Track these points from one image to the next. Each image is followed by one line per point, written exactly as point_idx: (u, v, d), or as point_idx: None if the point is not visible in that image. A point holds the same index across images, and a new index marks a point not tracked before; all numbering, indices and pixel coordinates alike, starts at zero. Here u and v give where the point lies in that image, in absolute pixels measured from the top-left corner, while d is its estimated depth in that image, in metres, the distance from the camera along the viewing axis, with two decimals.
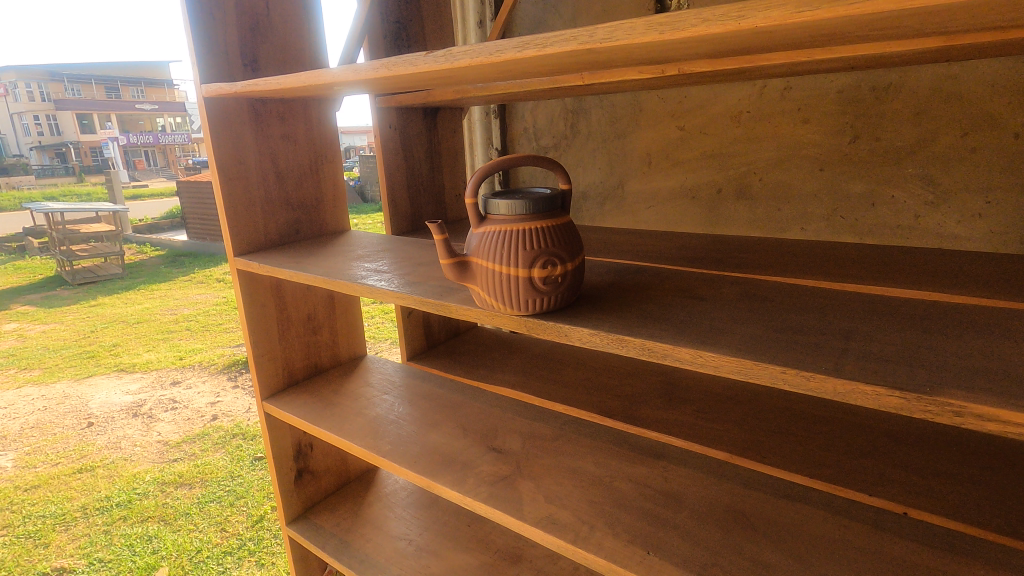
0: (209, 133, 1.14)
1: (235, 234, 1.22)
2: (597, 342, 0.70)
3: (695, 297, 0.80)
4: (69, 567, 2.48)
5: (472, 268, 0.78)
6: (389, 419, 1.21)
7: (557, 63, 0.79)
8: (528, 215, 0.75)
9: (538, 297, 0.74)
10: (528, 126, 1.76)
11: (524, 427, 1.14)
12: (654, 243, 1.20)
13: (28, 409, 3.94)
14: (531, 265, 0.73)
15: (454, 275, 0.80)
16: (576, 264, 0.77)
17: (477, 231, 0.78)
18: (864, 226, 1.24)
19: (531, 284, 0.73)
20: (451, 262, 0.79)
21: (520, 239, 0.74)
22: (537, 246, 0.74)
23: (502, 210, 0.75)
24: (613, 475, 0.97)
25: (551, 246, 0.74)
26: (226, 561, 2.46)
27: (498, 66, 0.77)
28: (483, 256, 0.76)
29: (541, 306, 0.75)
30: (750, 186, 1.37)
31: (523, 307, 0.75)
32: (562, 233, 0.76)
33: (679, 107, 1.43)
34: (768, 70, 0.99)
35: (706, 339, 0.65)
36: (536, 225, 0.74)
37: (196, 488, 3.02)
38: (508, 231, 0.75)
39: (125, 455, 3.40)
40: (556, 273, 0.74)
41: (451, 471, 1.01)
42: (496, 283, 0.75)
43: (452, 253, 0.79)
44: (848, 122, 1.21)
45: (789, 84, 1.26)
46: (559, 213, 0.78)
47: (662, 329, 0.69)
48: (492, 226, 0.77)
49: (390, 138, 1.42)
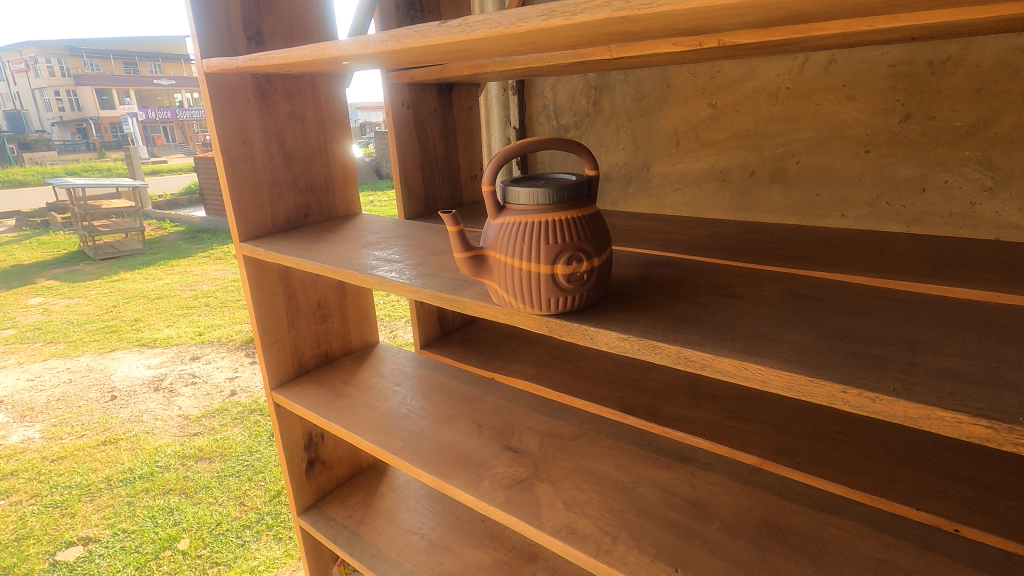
0: (211, 111, 1.08)
1: (241, 218, 1.17)
2: (626, 347, 0.64)
3: (734, 295, 0.73)
4: (95, 537, 2.52)
5: (489, 264, 0.71)
6: (401, 413, 1.16)
7: (585, 33, 0.70)
8: (551, 205, 0.67)
9: (561, 296, 0.68)
10: (548, 104, 1.65)
11: (542, 424, 1.08)
12: (683, 230, 1.12)
13: (54, 381, 4.01)
14: (554, 260, 0.66)
15: (469, 271, 0.73)
16: (603, 259, 0.69)
17: (494, 221, 0.71)
18: (912, 214, 1.15)
19: (553, 282, 0.67)
20: (466, 257, 0.72)
21: (541, 234, 0.67)
22: (562, 241, 0.66)
23: (523, 199, 0.68)
24: (636, 479, 0.91)
25: (577, 240, 0.67)
26: (245, 534, 2.49)
27: (519, 37, 0.69)
28: (501, 249, 0.69)
29: (565, 306, 0.69)
30: (787, 169, 1.28)
31: (544, 307, 0.69)
32: (588, 225, 0.68)
33: (712, 82, 1.33)
34: (816, 42, 0.90)
35: (752, 348, 0.58)
36: (560, 216, 0.67)
37: (215, 461, 3.04)
38: (527, 224, 0.67)
39: (147, 428, 3.43)
40: (581, 271, 0.68)
41: (465, 472, 0.96)
42: (516, 281, 0.69)
43: (467, 246, 0.71)
44: (899, 100, 1.11)
45: (833, 57, 1.16)
46: (586, 202, 0.70)
47: (700, 333, 0.62)
48: (510, 216, 0.69)
49: (402, 116, 1.35)
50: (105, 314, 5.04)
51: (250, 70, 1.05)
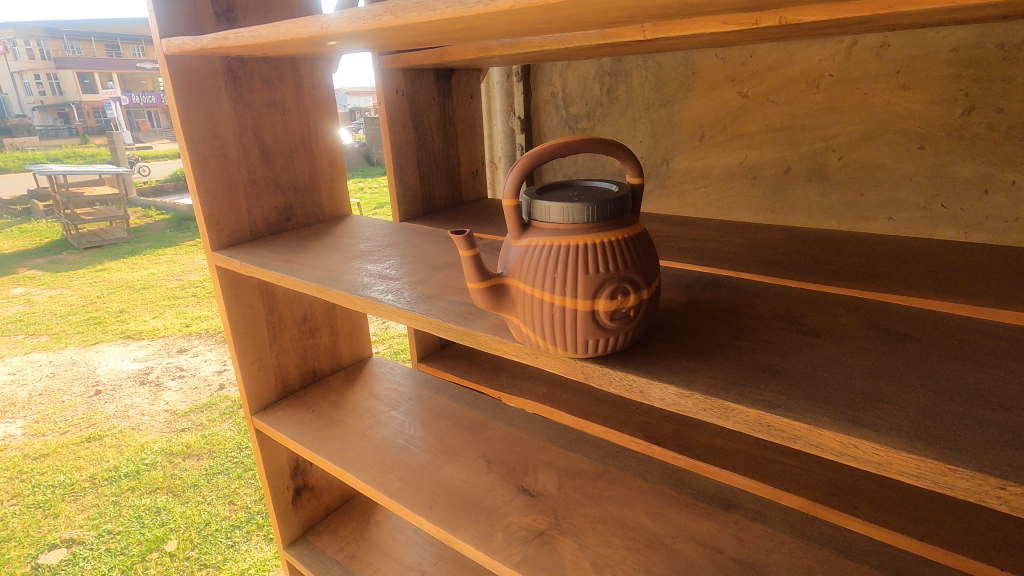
0: (175, 100, 0.93)
1: (211, 223, 1.02)
2: (685, 406, 0.51)
3: (808, 331, 0.60)
4: (79, 538, 2.27)
5: (512, 295, 0.58)
6: (399, 445, 1.02)
7: (624, 8, 0.57)
8: (590, 225, 0.54)
9: (603, 336, 0.55)
10: (557, 92, 1.50)
11: (559, 459, 0.96)
12: (718, 237, 0.99)
13: (36, 375, 3.45)
14: (596, 294, 0.53)
15: (485, 304, 0.59)
16: (653, 289, 0.56)
17: (517, 243, 0.57)
18: (971, 218, 1.02)
19: (594, 321, 0.54)
20: (483, 288, 0.57)
21: (580, 262, 0.53)
22: (606, 271, 0.53)
23: (554, 217, 0.55)
24: (673, 532, 0.79)
25: (623, 267, 0.54)
26: (235, 534, 2.29)
27: (546, 11, 0.55)
28: (528, 279, 0.55)
29: (606, 348, 0.56)
30: (827, 166, 1.14)
31: (581, 351, 0.56)
32: (636, 247, 0.55)
33: (743, 69, 1.19)
34: (888, 22, 0.76)
35: (856, 415, 0.45)
36: (602, 238, 0.54)
37: (205, 458, 2.75)
38: (561, 249, 0.54)
39: (133, 423, 3.05)
40: (627, 305, 0.55)
41: (475, 522, 0.84)
42: (547, 319, 0.55)
43: (485, 274, 0.57)
44: (963, 89, 0.98)
45: (886, 40, 1.02)
46: (630, 219, 0.57)
47: (781, 390, 0.49)
48: (538, 237, 0.56)
49: (396, 106, 1.20)
50: (74, 296, 4.32)
51: (218, 52, 0.90)
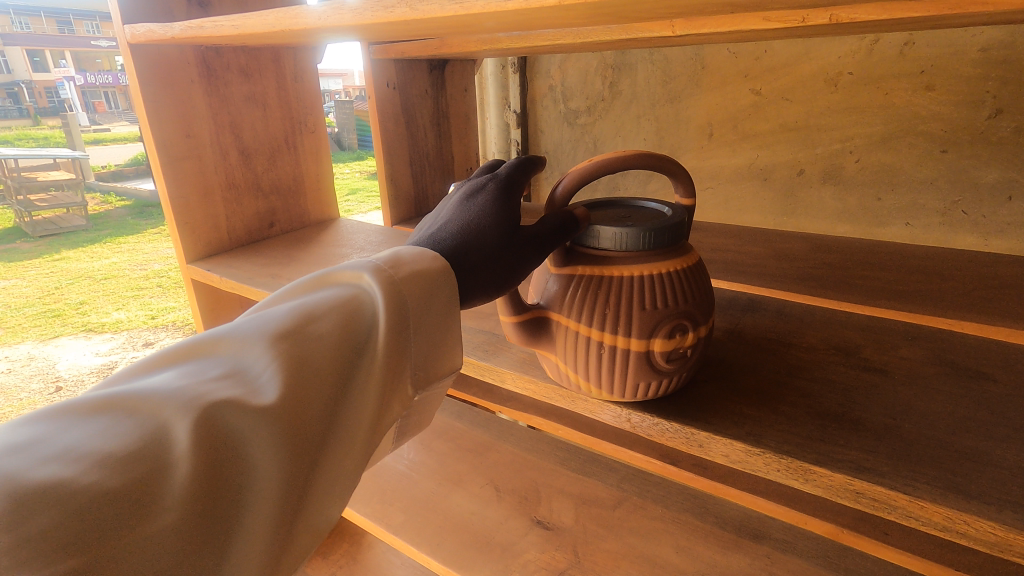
0: (143, 95, 0.83)
1: (186, 232, 0.92)
2: (753, 464, 0.45)
3: (870, 367, 0.55)
4: None
5: (551, 331, 0.51)
6: (398, 471, 0.95)
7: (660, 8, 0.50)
8: (642, 255, 0.48)
9: (657, 379, 0.49)
10: (556, 85, 1.42)
11: (572, 485, 0.90)
12: (741, 247, 0.93)
13: None
14: (653, 333, 0.47)
15: (518, 339, 0.52)
16: (710, 324, 0.50)
17: (558, 272, 0.50)
18: (995, 224, 0.99)
19: (648, 362, 0.48)
20: (520, 323, 0.51)
21: (633, 299, 0.46)
22: (663, 307, 0.47)
23: (603, 245, 0.48)
24: (703, 569, 0.74)
25: (682, 303, 0.48)
26: None
27: (576, 8, 0.48)
28: (573, 314, 0.49)
29: (659, 391, 0.50)
30: (843, 168, 1.09)
31: (630, 396, 0.50)
32: (693, 278, 0.49)
33: (757, 65, 1.13)
34: (948, 21, 0.70)
35: (951, 481, 0.40)
36: (659, 269, 0.47)
37: None
38: (610, 282, 0.47)
39: None
40: (684, 345, 0.48)
41: (490, 561, 0.77)
42: (591, 361, 0.49)
43: (521, 309, 0.50)
44: (991, 91, 0.94)
45: (912, 37, 0.97)
46: (684, 245, 0.51)
47: (864, 447, 0.44)
48: (584, 266, 0.49)
49: (388, 100, 1.10)
50: (40, 286, 0.99)
51: (189, 40, 0.80)
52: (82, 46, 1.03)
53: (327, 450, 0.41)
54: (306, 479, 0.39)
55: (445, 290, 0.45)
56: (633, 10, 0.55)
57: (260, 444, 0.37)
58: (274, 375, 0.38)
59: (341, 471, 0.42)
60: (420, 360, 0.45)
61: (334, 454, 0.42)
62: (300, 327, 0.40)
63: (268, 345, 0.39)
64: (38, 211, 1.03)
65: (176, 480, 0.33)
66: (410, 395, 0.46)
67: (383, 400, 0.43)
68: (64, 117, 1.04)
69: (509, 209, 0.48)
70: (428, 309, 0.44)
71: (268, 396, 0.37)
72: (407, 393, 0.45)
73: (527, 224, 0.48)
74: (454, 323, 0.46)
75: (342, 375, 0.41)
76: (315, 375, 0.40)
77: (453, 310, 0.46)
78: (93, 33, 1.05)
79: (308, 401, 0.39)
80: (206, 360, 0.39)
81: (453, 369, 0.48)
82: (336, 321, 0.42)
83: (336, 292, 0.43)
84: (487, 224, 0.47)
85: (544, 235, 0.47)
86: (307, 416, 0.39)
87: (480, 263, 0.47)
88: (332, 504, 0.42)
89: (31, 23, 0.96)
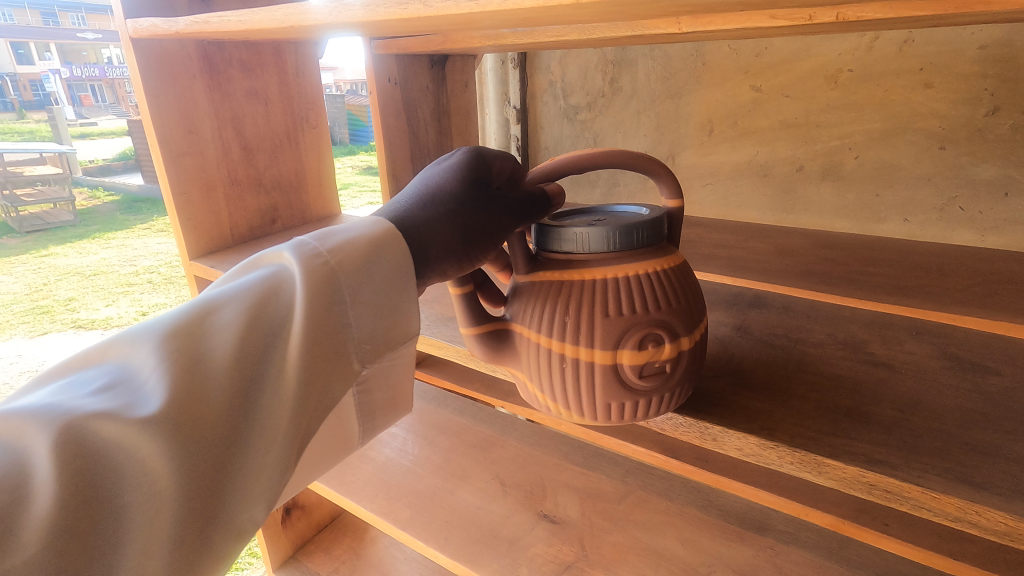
0: (145, 89, 0.82)
1: (189, 229, 0.91)
2: (767, 458, 0.46)
3: (878, 362, 0.56)
4: None
5: (512, 341, 0.54)
6: (403, 466, 0.95)
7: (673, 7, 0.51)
8: (605, 254, 0.49)
9: (630, 390, 0.49)
10: (556, 80, 1.42)
11: (576, 479, 0.91)
12: (743, 242, 0.94)
13: None
14: (618, 340, 0.48)
15: (482, 350, 0.56)
16: (693, 338, 0.50)
17: (525, 280, 0.53)
18: (990, 220, 1.01)
19: (617, 370, 0.48)
20: (480, 332, 0.55)
21: (597, 306, 0.48)
22: (625, 320, 0.47)
23: (566, 243, 0.50)
24: (708, 561, 0.75)
25: (652, 312, 0.48)
26: None
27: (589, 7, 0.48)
28: (539, 320, 0.51)
29: (638, 404, 0.49)
30: (843, 164, 1.10)
31: (606, 407, 0.50)
32: (668, 288, 0.49)
33: (757, 61, 1.14)
34: (952, 18, 0.70)
35: (962, 472, 0.41)
36: (622, 274, 0.49)
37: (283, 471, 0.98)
38: (570, 298, 0.49)
39: None
40: (658, 355, 0.48)
41: (498, 555, 0.78)
42: (561, 368, 0.50)
43: (479, 318, 0.54)
44: (989, 88, 0.95)
45: (911, 35, 0.98)
46: (659, 248, 0.51)
47: (874, 440, 0.45)
48: (550, 273, 0.51)
49: (390, 95, 1.10)
50: (28, 283, 1.07)
51: (193, 35, 0.79)
52: (68, 38, 1.05)
53: (233, 450, 0.45)
54: (202, 481, 0.42)
55: (376, 265, 0.49)
56: (644, 7, 0.56)
57: (141, 456, 0.40)
58: (163, 381, 0.42)
59: (253, 469, 0.46)
60: (349, 338, 0.49)
61: (243, 451, 0.45)
62: (189, 331, 0.44)
63: (158, 350, 0.43)
64: (23, 207, 1.11)
65: (37, 508, 0.37)
66: (346, 373, 0.50)
67: (297, 388, 0.46)
68: (49, 111, 1.08)
69: (476, 180, 0.51)
70: (358, 287, 0.48)
71: (143, 410, 0.40)
72: (344, 373, 0.49)
73: (493, 192, 0.52)
74: (399, 299, 0.51)
75: (244, 376, 0.45)
76: (206, 376, 0.44)
77: (386, 286, 0.50)
78: (79, 25, 1.05)
79: (201, 403, 0.43)
80: (93, 371, 0.43)
81: (405, 336, 0.52)
82: (235, 321, 0.45)
83: (242, 287, 0.46)
84: (451, 190, 0.51)
85: (508, 201, 0.52)
86: (201, 419, 0.43)
87: (441, 225, 0.51)
88: (247, 502, 0.46)
89: (16, 15, 0.99)
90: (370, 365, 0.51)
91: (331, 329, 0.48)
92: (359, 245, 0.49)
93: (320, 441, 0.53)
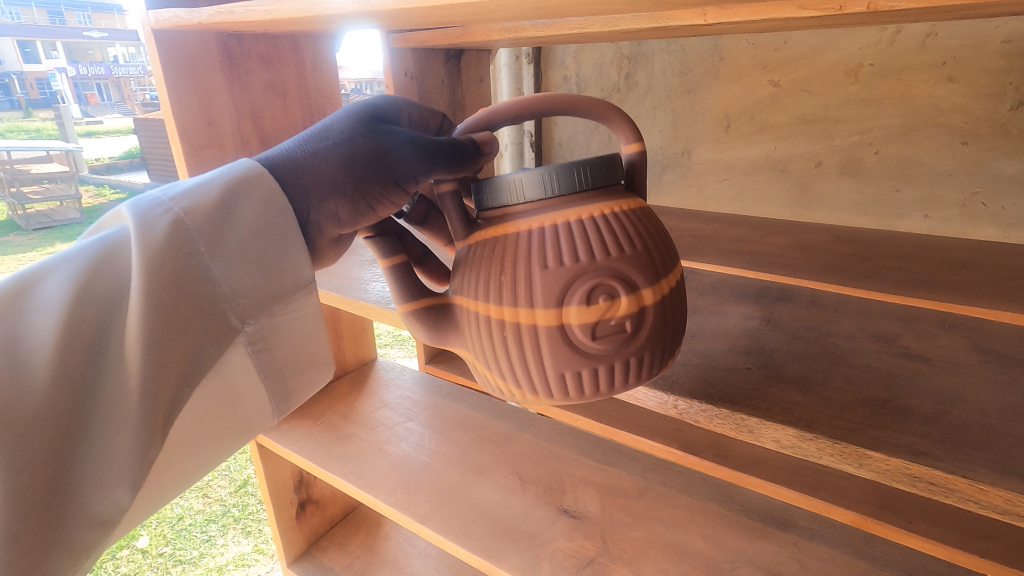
0: (166, 83, 0.82)
1: None
2: (806, 449, 0.45)
3: (913, 356, 0.55)
4: None
5: (453, 312, 0.54)
6: (420, 461, 0.95)
7: None
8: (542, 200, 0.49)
9: (581, 345, 0.47)
10: (571, 76, 1.42)
11: (594, 475, 0.90)
12: (764, 237, 0.93)
13: None
14: (562, 291, 0.46)
15: (421, 324, 0.56)
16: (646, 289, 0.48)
17: (463, 244, 0.53)
18: (1013, 216, 1.00)
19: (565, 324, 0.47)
20: (419, 305, 0.55)
21: (535, 257, 0.47)
22: (567, 270, 0.46)
23: (505, 191, 0.50)
24: (731, 556, 0.75)
25: (596, 260, 0.46)
26: None
27: None
28: (481, 280, 0.50)
29: (592, 360, 0.48)
30: (862, 159, 1.10)
31: (560, 368, 0.48)
32: (614, 235, 0.47)
33: (776, 55, 1.13)
34: (984, 11, 0.69)
35: (1006, 464, 0.41)
36: (562, 222, 0.47)
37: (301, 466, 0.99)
38: (506, 259, 0.48)
39: None
40: (608, 307, 0.46)
41: (519, 551, 0.77)
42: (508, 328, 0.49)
43: (415, 292, 0.55)
44: (1013, 82, 0.94)
45: (934, 28, 0.97)
46: (606, 194, 0.50)
47: (915, 432, 0.44)
48: (490, 231, 0.50)
49: (406, 89, 1.09)
50: None
51: (214, 27, 0.79)
52: (73, 36, 1.08)
53: (70, 429, 0.46)
54: (38, 463, 0.44)
55: (234, 215, 0.49)
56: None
57: None
58: None
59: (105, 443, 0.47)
60: (218, 294, 0.49)
61: (92, 422, 0.46)
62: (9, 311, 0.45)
63: None
64: (28, 205, 1.11)
65: None
66: (223, 331, 0.50)
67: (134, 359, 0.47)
68: (55, 109, 1.10)
69: (367, 124, 0.52)
70: (215, 241, 0.49)
71: None
72: (215, 333, 0.50)
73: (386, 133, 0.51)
74: (275, 252, 0.51)
75: (72, 354, 0.45)
76: (28, 356, 0.44)
77: (249, 240, 0.50)
78: (85, 24, 1.10)
79: (24, 387, 0.44)
80: None
81: (294, 286, 0.52)
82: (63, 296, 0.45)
83: (72, 254, 0.47)
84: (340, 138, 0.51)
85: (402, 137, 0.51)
86: (23, 404, 0.44)
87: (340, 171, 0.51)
88: (110, 475, 0.48)
89: (21, 13, 1.01)
90: (249, 320, 0.51)
91: (186, 289, 0.48)
92: (200, 205, 0.48)
93: (220, 401, 0.54)
